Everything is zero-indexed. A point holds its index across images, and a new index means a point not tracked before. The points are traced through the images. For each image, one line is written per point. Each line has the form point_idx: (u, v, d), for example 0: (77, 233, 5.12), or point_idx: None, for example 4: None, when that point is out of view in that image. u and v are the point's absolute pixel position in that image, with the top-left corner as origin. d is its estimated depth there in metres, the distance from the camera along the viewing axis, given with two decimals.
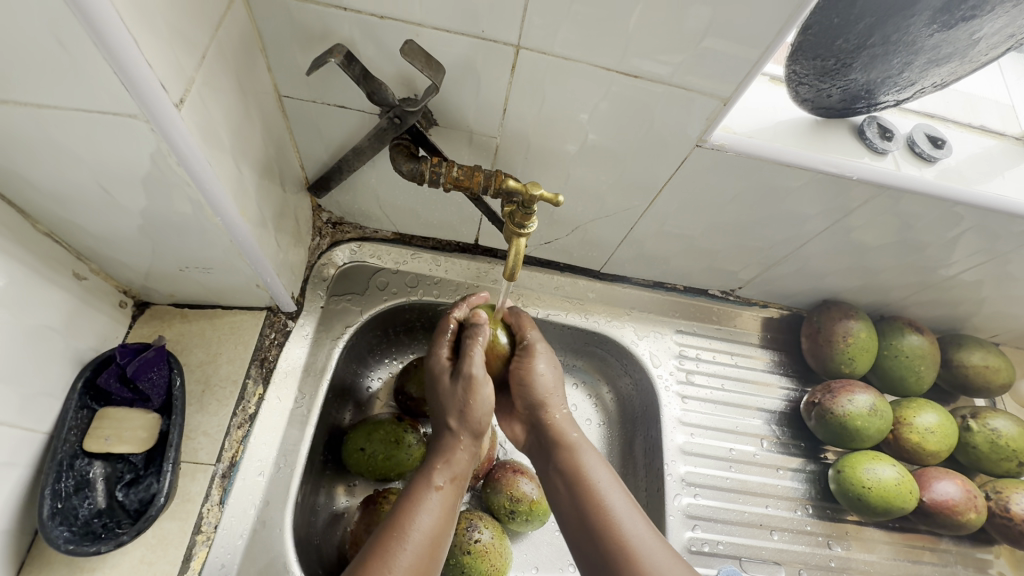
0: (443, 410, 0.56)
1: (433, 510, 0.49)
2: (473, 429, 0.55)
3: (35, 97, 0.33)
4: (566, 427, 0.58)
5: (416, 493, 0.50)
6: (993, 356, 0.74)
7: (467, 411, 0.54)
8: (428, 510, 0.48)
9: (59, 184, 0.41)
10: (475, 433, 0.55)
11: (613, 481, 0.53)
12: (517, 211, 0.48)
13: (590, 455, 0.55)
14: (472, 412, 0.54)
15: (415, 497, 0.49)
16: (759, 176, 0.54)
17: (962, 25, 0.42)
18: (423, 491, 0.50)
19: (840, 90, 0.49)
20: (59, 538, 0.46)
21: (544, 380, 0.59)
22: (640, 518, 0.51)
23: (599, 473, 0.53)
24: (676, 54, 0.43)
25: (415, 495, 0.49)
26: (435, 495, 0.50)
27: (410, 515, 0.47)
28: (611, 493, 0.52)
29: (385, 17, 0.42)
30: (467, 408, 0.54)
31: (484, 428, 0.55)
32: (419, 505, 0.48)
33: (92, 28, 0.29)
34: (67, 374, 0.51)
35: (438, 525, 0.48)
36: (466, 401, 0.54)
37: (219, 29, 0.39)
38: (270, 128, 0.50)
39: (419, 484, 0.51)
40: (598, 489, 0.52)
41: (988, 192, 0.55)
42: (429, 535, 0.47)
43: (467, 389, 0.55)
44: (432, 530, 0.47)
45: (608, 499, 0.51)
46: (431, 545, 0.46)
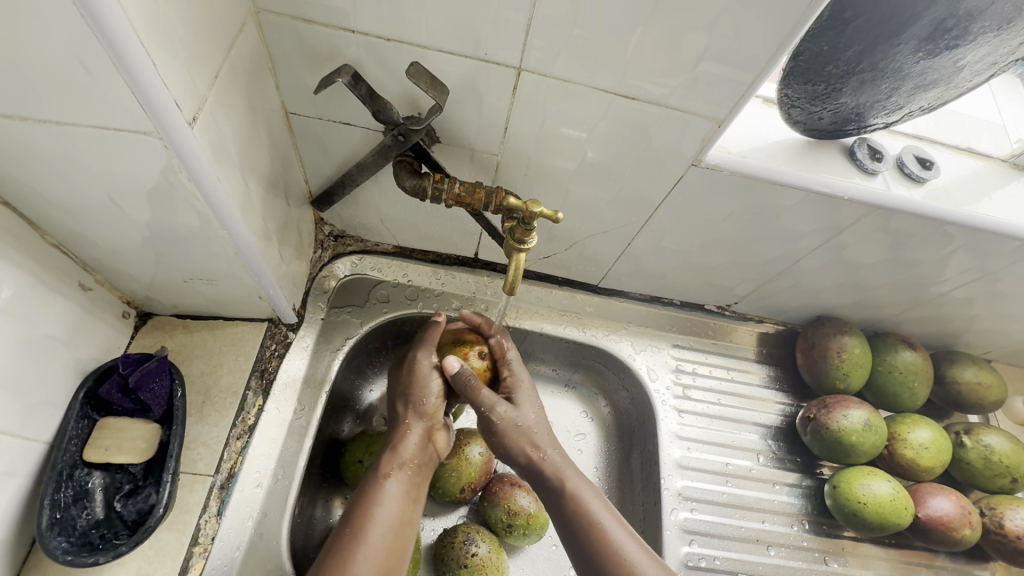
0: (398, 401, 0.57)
1: (388, 501, 0.50)
2: (427, 417, 0.56)
3: (53, 114, 0.34)
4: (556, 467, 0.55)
5: (372, 486, 0.51)
6: (985, 372, 0.75)
7: (416, 395, 0.56)
8: (383, 502, 0.50)
9: (69, 197, 0.42)
10: (424, 419, 0.56)
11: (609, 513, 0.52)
12: (518, 227, 0.49)
13: (585, 490, 0.53)
14: (418, 395, 0.56)
15: (370, 490, 0.51)
16: (753, 194, 0.56)
17: (947, 53, 0.44)
18: (377, 482, 0.51)
19: (831, 113, 0.51)
20: (57, 549, 0.46)
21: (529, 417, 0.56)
22: (642, 550, 0.51)
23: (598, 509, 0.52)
24: (673, 77, 0.44)
25: (370, 487, 0.51)
26: (387, 485, 0.51)
27: (367, 509, 0.49)
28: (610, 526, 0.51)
29: (391, 39, 0.44)
30: (414, 388, 0.56)
31: (434, 415, 0.56)
32: (375, 497, 0.50)
33: (113, 48, 0.30)
34: (70, 384, 0.51)
35: (395, 515, 0.50)
36: (415, 376, 0.56)
37: (232, 49, 0.41)
38: (276, 143, 0.52)
39: (371, 475, 0.52)
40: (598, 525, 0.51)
41: (977, 212, 0.56)
42: (389, 529, 0.49)
43: (413, 372, 0.56)
44: (393, 521, 0.49)
45: (611, 537, 0.51)
46: (390, 535, 0.48)
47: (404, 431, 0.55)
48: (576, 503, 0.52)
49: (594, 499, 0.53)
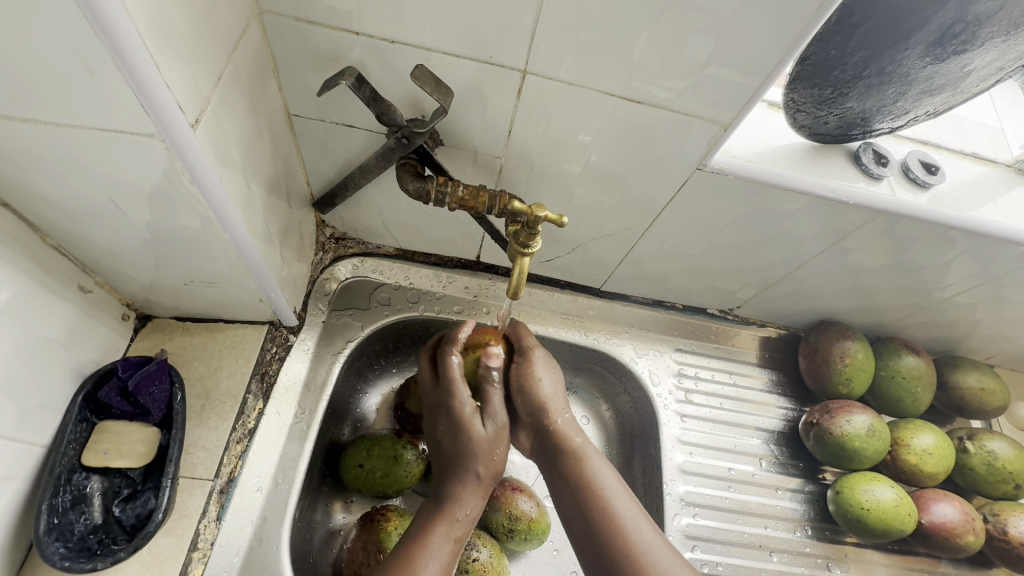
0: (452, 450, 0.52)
1: (437, 562, 0.46)
2: (482, 470, 0.51)
3: (55, 115, 0.34)
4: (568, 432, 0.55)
5: (421, 542, 0.47)
6: (988, 378, 0.75)
7: (470, 444, 0.51)
8: (432, 563, 0.46)
9: (69, 199, 0.42)
10: (483, 475, 0.51)
11: (618, 485, 0.51)
12: (522, 231, 0.49)
13: (596, 460, 0.53)
14: (488, 458, 0.51)
15: (416, 548, 0.47)
16: (757, 199, 0.55)
17: (954, 58, 0.44)
18: (426, 540, 0.47)
19: (837, 117, 0.51)
20: (54, 555, 0.45)
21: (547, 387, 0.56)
22: (649, 526, 0.49)
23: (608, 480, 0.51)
24: (678, 81, 0.44)
25: (419, 545, 0.47)
26: (445, 546, 0.48)
27: (414, 566, 0.45)
28: (616, 498, 0.50)
29: (395, 41, 0.44)
30: (465, 435, 0.52)
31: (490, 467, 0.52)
32: (424, 557, 0.46)
33: (115, 49, 0.30)
34: (68, 387, 0.51)
35: (443, 568, 0.46)
36: (487, 445, 0.51)
37: (235, 50, 0.40)
38: (278, 145, 0.51)
39: (422, 532, 0.48)
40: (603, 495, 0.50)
41: (982, 217, 0.56)
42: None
43: (460, 404, 0.52)
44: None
45: (618, 511, 0.49)
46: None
47: (459, 487, 0.51)
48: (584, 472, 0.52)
49: (604, 469, 0.52)
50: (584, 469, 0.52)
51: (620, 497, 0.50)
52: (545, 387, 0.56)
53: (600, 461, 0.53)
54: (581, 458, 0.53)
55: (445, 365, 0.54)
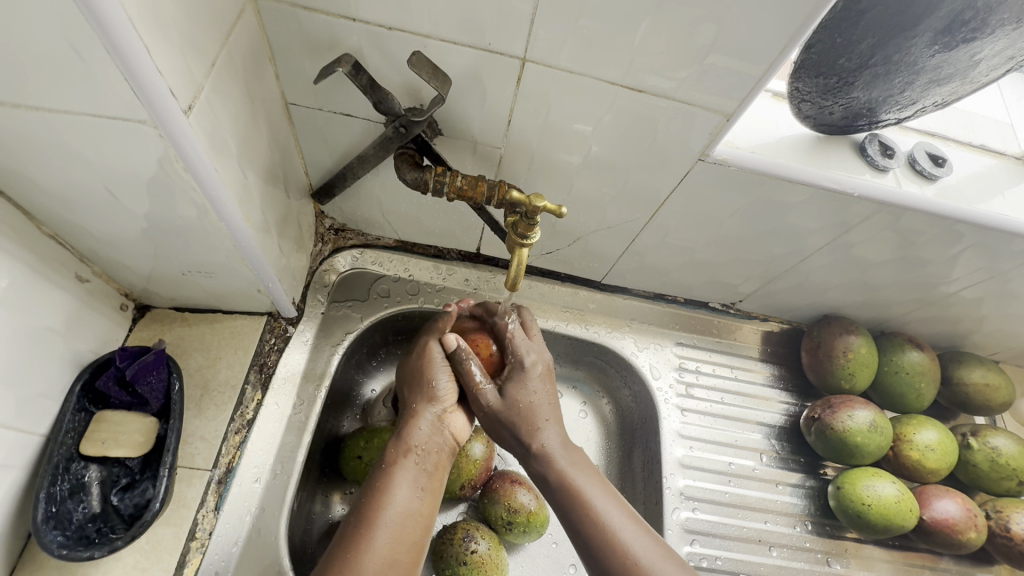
0: (405, 388, 0.56)
1: (403, 487, 0.48)
2: (435, 400, 0.54)
3: (47, 101, 0.34)
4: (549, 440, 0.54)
5: (383, 474, 0.49)
6: (993, 373, 0.74)
7: (425, 381, 0.54)
8: (396, 488, 0.47)
9: (64, 187, 0.42)
10: (436, 404, 0.54)
11: (601, 490, 0.52)
12: (520, 222, 0.49)
13: (577, 469, 0.53)
14: (428, 377, 0.54)
15: (382, 479, 0.48)
16: (760, 191, 0.55)
17: (963, 46, 0.43)
18: (386, 469, 0.49)
19: (842, 107, 0.50)
20: (53, 543, 0.45)
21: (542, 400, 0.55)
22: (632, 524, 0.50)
23: (586, 482, 0.52)
24: (680, 70, 0.43)
25: (381, 477, 0.48)
26: (406, 472, 0.49)
27: (381, 496, 0.47)
28: (601, 504, 0.50)
29: (392, 28, 0.43)
30: (422, 374, 0.55)
31: (444, 399, 0.54)
32: (387, 483, 0.48)
33: (104, 33, 0.29)
34: (66, 376, 0.51)
35: (412, 503, 0.47)
36: (426, 366, 0.55)
37: (230, 36, 0.40)
38: (276, 134, 0.51)
39: (384, 460, 0.50)
40: (586, 498, 0.51)
41: (990, 211, 0.55)
42: (403, 515, 0.46)
43: (428, 364, 0.55)
44: (406, 508, 0.46)
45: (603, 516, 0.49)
46: (404, 520, 0.46)
47: (413, 418, 0.53)
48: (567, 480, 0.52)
49: (585, 475, 0.53)
50: (568, 481, 0.52)
51: (606, 504, 0.50)
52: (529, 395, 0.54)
53: (586, 476, 0.52)
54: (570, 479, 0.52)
55: (445, 346, 0.55)
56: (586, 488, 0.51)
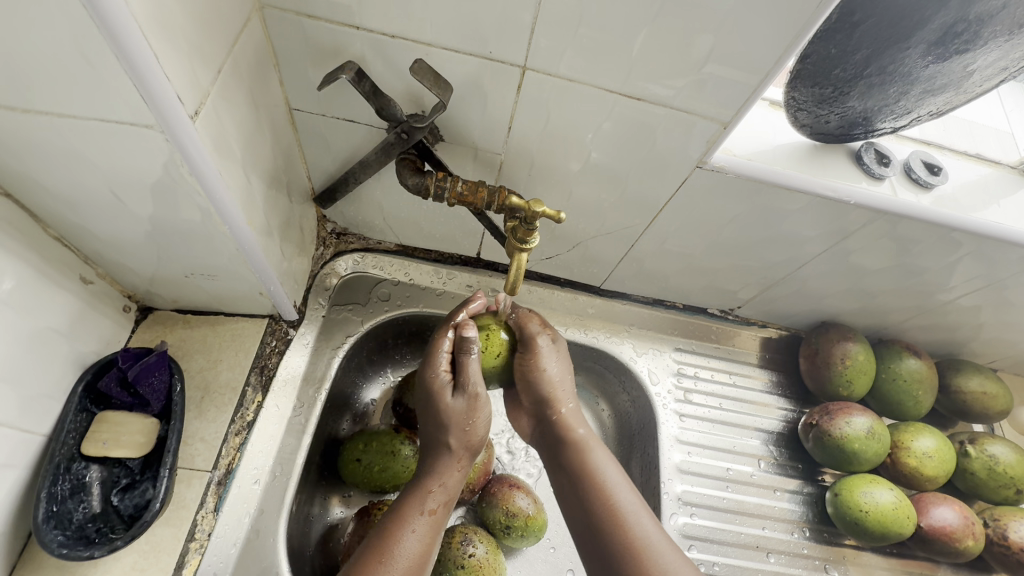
0: (438, 431, 0.54)
1: (418, 534, 0.49)
2: (472, 450, 0.54)
3: (55, 106, 0.34)
4: (572, 423, 0.57)
5: (404, 514, 0.50)
6: (990, 381, 0.75)
7: (468, 430, 0.53)
8: (414, 535, 0.48)
9: (70, 189, 0.42)
10: (472, 454, 0.54)
11: (623, 481, 0.53)
12: (520, 227, 0.49)
13: (597, 451, 0.55)
14: (472, 432, 0.54)
15: (402, 518, 0.49)
16: (758, 198, 0.55)
17: (957, 57, 0.43)
18: (413, 515, 0.49)
19: (838, 116, 0.50)
20: (53, 542, 0.45)
21: (554, 373, 0.57)
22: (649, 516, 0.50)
23: (610, 473, 0.53)
24: (678, 78, 0.44)
25: (403, 518, 0.49)
26: (424, 519, 0.50)
27: (396, 537, 0.48)
28: (620, 492, 0.51)
29: (395, 36, 0.44)
30: (469, 429, 0.53)
31: (482, 450, 0.55)
32: (406, 527, 0.49)
33: (113, 38, 0.30)
34: (69, 377, 0.51)
35: (422, 549, 0.48)
36: (470, 421, 0.53)
37: (236, 44, 0.41)
38: (279, 139, 0.51)
39: (409, 504, 0.50)
40: (606, 488, 0.51)
41: (986, 219, 0.56)
42: (413, 559, 0.47)
43: (472, 411, 0.53)
44: (418, 552, 0.48)
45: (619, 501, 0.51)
46: (415, 568, 0.47)
47: (452, 465, 0.53)
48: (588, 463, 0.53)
49: (611, 467, 0.53)
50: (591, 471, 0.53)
51: (624, 493, 0.51)
52: (550, 374, 0.57)
53: (604, 457, 0.54)
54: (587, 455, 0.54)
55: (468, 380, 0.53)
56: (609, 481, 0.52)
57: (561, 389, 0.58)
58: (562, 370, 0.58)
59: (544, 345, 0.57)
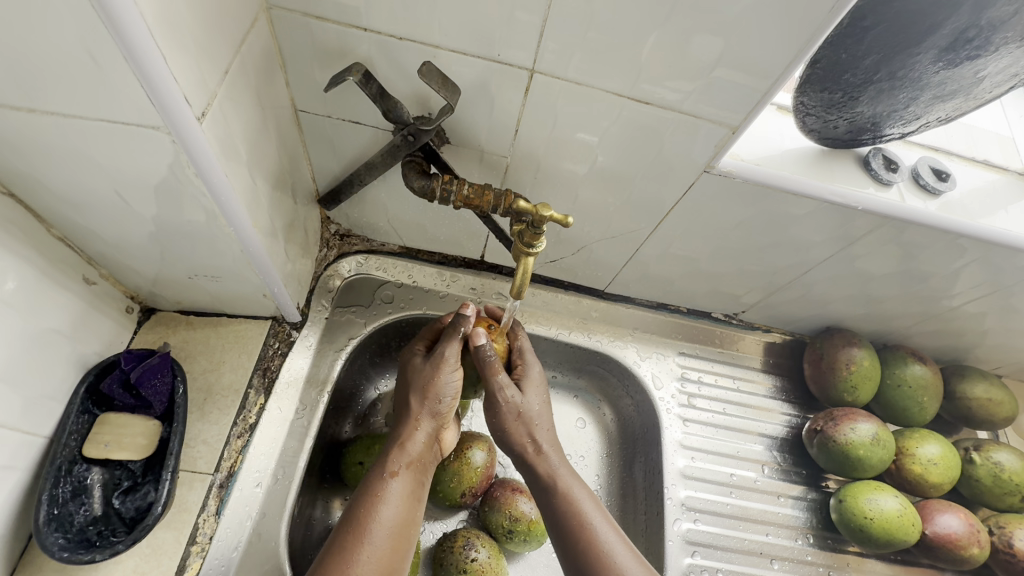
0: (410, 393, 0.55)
1: (392, 499, 0.49)
2: (438, 416, 0.54)
3: (61, 106, 0.34)
4: (551, 457, 0.56)
5: (375, 480, 0.50)
6: (996, 388, 0.74)
7: (431, 394, 0.54)
8: (387, 501, 0.49)
9: (75, 190, 0.42)
10: (436, 419, 0.54)
11: (600, 516, 0.52)
12: (527, 231, 0.49)
13: (576, 487, 0.54)
14: (432, 392, 0.54)
15: (376, 488, 0.50)
16: (765, 203, 0.55)
17: (967, 63, 0.43)
18: (381, 479, 0.50)
19: (847, 121, 0.50)
20: (54, 545, 0.45)
21: (534, 406, 0.57)
22: (624, 544, 0.50)
23: (587, 507, 0.52)
24: (686, 82, 0.44)
25: (372, 485, 0.50)
26: (393, 482, 0.50)
27: (370, 508, 0.48)
28: (597, 525, 0.51)
29: (403, 38, 0.43)
30: (428, 386, 0.54)
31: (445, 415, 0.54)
32: (379, 494, 0.49)
33: (122, 40, 0.30)
34: (71, 378, 0.51)
35: (400, 513, 0.49)
36: (432, 381, 0.54)
37: (243, 45, 0.40)
38: (285, 140, 0.51)
39: (378, 470, 0.51)
40: (586, 526, 0.51)
41: (994, 226, 0.55)
42: (390, 528, 0.47)
43: (436, 371, 0.54)
44: (396, 520, 0.48)
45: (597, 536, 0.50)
46: (393, 537, 0.47)
47: (411, 428, 0.53)
48: (566, 498, 0.53)
49: (587, 502, 0.53)
50: (572, 504, 0.53)
51: (602, 527, 0.51)
52: (532, 405, 0.57)
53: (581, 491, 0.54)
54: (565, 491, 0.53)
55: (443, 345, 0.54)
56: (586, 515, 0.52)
57: (540, 418, 0.57)
58: (540, 404, 0.58)
59: (533, 371, 0.59)
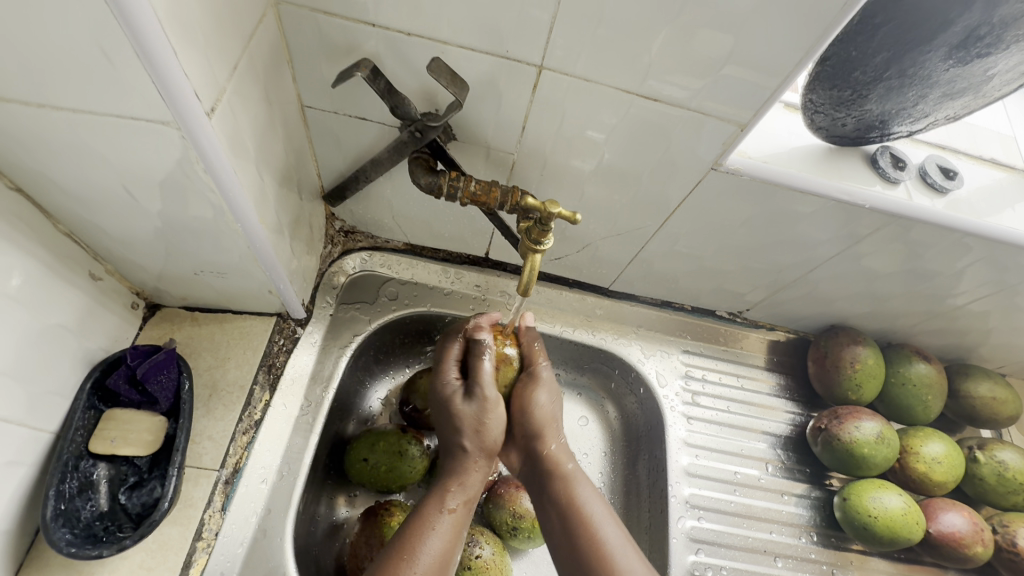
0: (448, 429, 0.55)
1: (440, 534, 0.49)
2: (488, 453, 0.55)
3: (69, 101, 0.34)
4: (561, 458, 0.57)
5: (427, 513, 0.50)
6: (1000, 387, 0.74)
7: (481, 434, 0.54)
8: (436, 534, 0.49)
9: (82, 185, 0.42)
10: (488, 458, 0.55)
11: (607, 514, 0.53)
12: (534, 228, 0.49)
13: (584, 486, 0.54)
14: (485, 434, 0.54)
15: (422, 519, 0.50)
16: (771, 200, 0.55)
17: (978, 61, 0.43)
18: (432, 513, 0.50)
19: (855, 119, 0.50)
20: (61, 541, 0.45)
21: (546, 407, 0.57)
22: (632, 548, 0.51)
23: (594, 506, 0.53)
24: (695, 79, 0.44)
25: (424, 518, 0.50)
26: (446, 518, 0.50)
27: (418, 538, 0.48)
28: (605, 526, 0.51)
29: (411, 33, 0.43)
30: (480, 427, 0.54)
31: (494, 448, 0.55)
32: (428, 527, 0.49)
33: (134, 33, 0.30)
34: (77, 374, 0.51)
35: (446, 549, 0.49)
36: (482, 422, 0.54)
37: (251, 40, 0.40)
38: (291, 137, 0.51)
39: (430, 505, 0.51)
40: (591, 522, 0.52)
41: (1001, 225, 0.55)
42: (438, 556, 0.48)
43: (484, 412, 0.54)
44: (443, 551, 0.48)
45: (603, 534, 0.51)
46: (439, 566, 0.47)
47: (467, 467, 0.54)
48: (574, 495, 0.54)
49: (593, 500, 0.54)
50: (576, 500, 0.53)
51: (608, 525, 0.52)
52: (545, 408, 0.57)
53: (590, 490, 0.54)
54: (573, 488, 0.54)
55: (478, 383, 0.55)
56: (594, 515, 0.52)
57: (553, 424, 0.57)
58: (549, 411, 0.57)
59: (546, 374, 0.58)
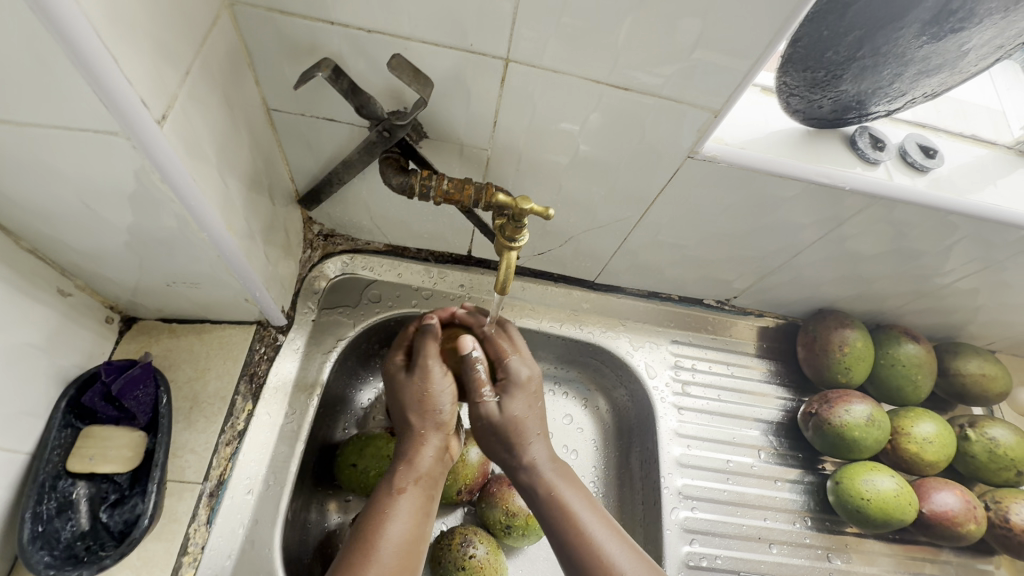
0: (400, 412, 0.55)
1: (401, 516, 0.48)
2: (441, 427, 0.54)
3: (16, 115, 0.33)
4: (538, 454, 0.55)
5: (383, 501, 0.49)
6: (989, 364, 0.74)
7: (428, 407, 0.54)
8: (396, 518, 0.48)
9: (41, 201, 0.41)
10: (441, 430, 0.54)
11: (590, 511, 0.52)
12: (508, 224, 0.48)
13: (565, 487, 0.53)
14: (431, 409, 0.54)
15: (382, 505, 0.49)
16: (751, 186, 0.54)
17: (951, 36, 0.42)
18: (389, 496, 0.49)
19: (831, 100, 0.49)
20: (39, 564, 0.45)
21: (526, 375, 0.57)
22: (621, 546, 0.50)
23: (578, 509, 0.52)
24: (666, 66, 0.43)
25: (382, 505, 0.49)
26: (405, 501, 0.49)
27: (379, 525, 0.47)
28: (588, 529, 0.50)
29: (372, 31, 0.42)
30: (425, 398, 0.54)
31: (447, 423, 0.54)
32: (386, 514, 0.48)
33: (66, 43, 0.28)
34: (51, 393, 0.50)
35: (409, 530, 0.48)
36: (425, 394, 0.54)
37: (204, 45, 0.39)
38: (258, 141, 0.50)
39: (385, 491, 0.50)
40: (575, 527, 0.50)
41: (984, 201, 0.55)
42: (401, 542, 0.47)
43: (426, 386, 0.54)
44: (407, 535, 0.47)
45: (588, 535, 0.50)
46: (403, 551, 0.46)
47: (418, 443, 0.53)
48: (556, 498, 0.52)
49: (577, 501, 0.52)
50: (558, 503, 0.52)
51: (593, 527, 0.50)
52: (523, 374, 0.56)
53: (575, 495, 0.53)
54: (556, 494, 0.53)
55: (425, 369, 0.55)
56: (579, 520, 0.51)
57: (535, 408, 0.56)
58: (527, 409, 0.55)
59: (515, 363, 0.56)
